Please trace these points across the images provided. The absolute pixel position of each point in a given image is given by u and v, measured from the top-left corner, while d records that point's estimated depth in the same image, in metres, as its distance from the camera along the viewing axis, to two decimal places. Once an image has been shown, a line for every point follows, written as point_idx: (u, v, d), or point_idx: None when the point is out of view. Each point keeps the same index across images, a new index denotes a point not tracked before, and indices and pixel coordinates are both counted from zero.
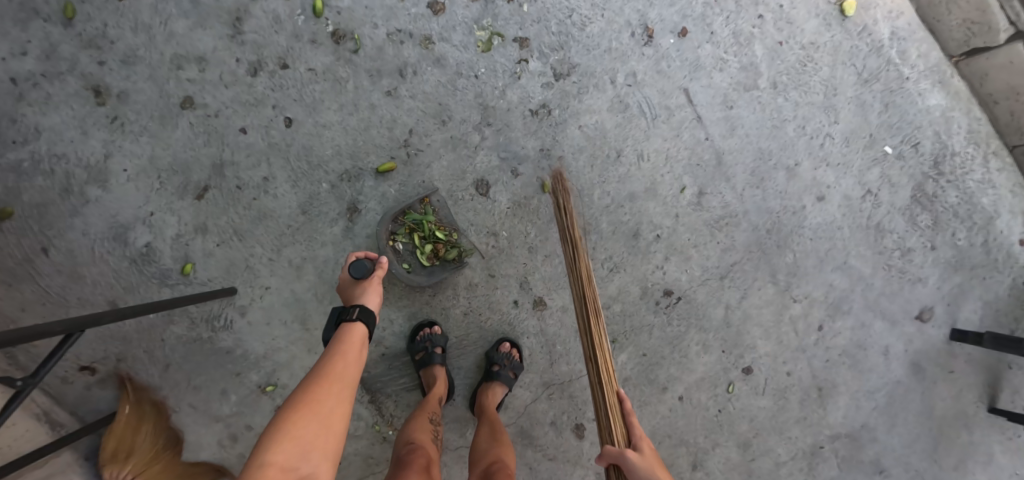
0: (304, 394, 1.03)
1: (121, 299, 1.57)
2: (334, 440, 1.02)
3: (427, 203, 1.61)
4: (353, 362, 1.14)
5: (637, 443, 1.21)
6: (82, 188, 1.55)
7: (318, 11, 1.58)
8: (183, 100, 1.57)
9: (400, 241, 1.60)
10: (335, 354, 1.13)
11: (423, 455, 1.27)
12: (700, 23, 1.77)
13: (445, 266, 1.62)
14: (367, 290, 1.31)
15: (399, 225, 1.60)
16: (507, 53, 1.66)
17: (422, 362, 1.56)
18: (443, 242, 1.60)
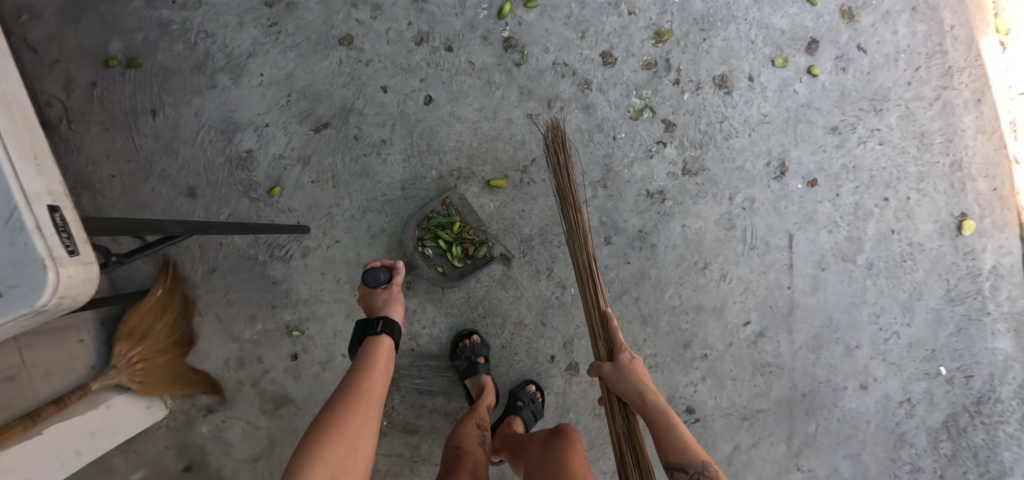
0: (335, 414, 1.05)
1: (200, 189, 1.56)
2: (364, 461, 1.05)
3: (449, 205, 1.58)
4: (380, 377, 1.16)
5: (619, 356, 1.28)
6: (215, 72, 1.56)
7: (503, 14, 1.59)
8: (343, 36, 1.57)
9: (429, 246, 1.59)
10: (361, 371, 1.15)
11: (470, 461, 1.28)
12: (832, 181, 1.80)
13: (477, 265, 1.60)
14: (389, 300, 1.30)
15: (424, 231, 1.59)
16: (651, 130, 1.68)
17: (467, 372, 1.57)
18: (471, 240, 1.59)
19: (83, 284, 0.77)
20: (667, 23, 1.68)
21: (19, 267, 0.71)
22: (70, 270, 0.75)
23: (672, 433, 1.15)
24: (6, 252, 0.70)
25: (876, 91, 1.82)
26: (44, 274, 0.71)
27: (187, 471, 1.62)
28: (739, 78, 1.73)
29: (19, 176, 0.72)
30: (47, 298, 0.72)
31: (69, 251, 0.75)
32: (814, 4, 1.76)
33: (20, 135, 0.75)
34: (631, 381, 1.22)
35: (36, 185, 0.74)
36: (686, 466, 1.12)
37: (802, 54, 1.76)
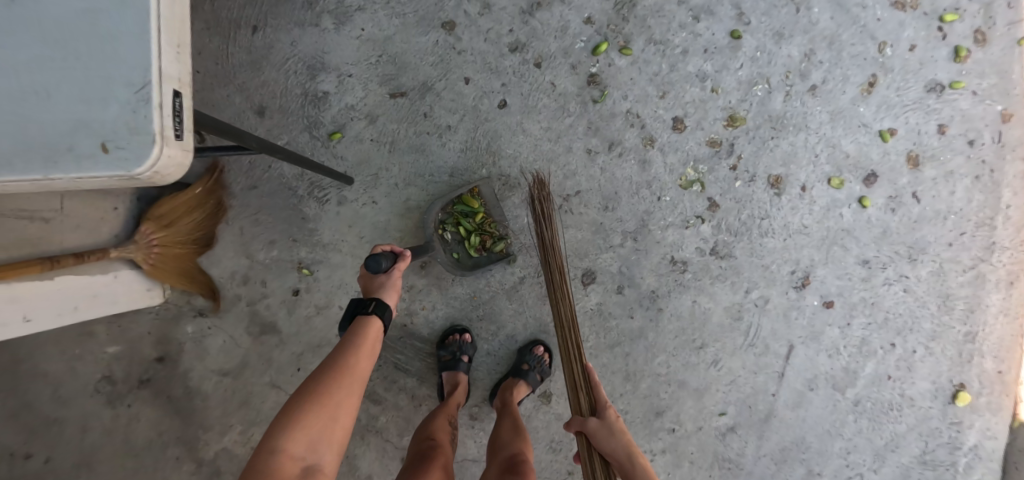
0: (317, 385, 1.10)
1: (270, 112, 1.64)
2: (343, 432, 1.11)
3: (476, 194, 1.62)
4: (368, 352, 1.19)
5: (602, 412, 1.38)
6: (322, 13, 1.64)
7: (598, 51, 1.67)
8: (447, 21, 1.65)
9: (449, 230, 1.64)
10: (349, 345, 1.17)
11: (441, 453, 1.32)
12: (847, 309, 1.83)
13: (491, 258, 1.65)
14: (387, 283, 1.28)
15: (448, 214, 1.64)
16: (694, 203, 1.73)
17: (447, 365, 1.60)
18: (490, 233, 1.64)
19: (174, 168, 0.83)
20: (743, 110, 1.74)
21: (132, 134, 0.76)
22: (171, 152, 0.81)
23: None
24: (127, 116, 0.75)
25: (917, 241, 1.85)
26: (153, 149, 0.77)
27: (159, 361, 1.68)
28: (793, 184, 1.77)
29: (161, 57, 0.77)
30: (144, 169, 0.77)
31: (176, 135, 0.82)
32: (885, 141, 1.81)
33: (175, 16, 0.80)
34: (616, 442, 1.31)
35: (172, 67, 0.79)
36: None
37: (859, 182, 1.81)
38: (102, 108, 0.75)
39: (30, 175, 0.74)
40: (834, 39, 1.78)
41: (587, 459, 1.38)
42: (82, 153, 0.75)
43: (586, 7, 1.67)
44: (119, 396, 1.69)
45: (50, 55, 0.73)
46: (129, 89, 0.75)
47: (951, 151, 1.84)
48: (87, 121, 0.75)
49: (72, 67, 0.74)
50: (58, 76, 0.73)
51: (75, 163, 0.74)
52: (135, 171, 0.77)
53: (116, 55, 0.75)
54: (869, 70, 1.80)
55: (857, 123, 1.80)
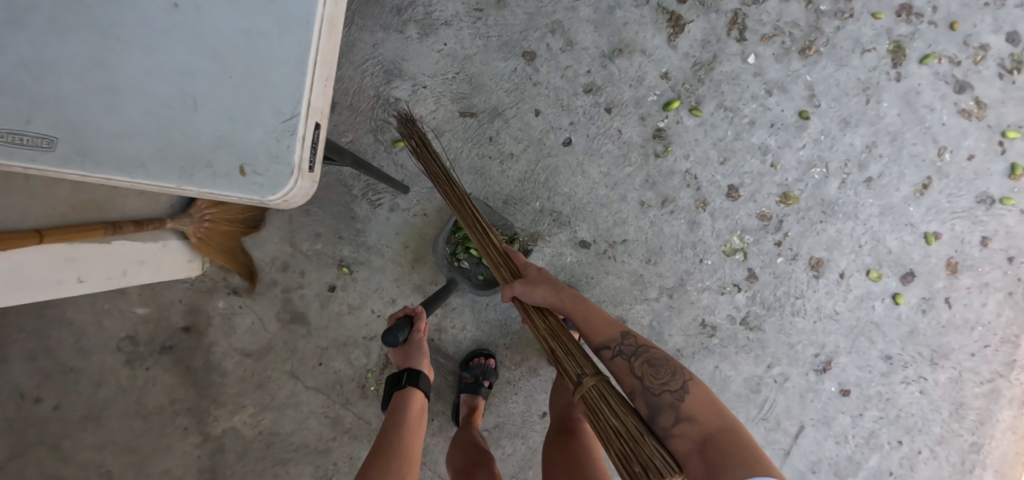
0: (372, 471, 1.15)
1: (339, 108, 1.66)
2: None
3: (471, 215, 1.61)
4: (412, 432, 1.26)
5: (527, 271, 1.28)
6: (408, 20, 1.65)
7: (669, 107, 1.69)
8: (528, 52, 1.67)
9: (463, 258, 1.62)
10: (393, 428, 1.24)
11: (480, 457, 1.39)
12: (862, 400, 1.84)
13: None
14: (415, 348, 1.35)
15: (455, 244, 1.61)
16: (734, 272, 1.75)
17: (468, 388, 1.62)
18: None
19: (301, 194, 0.98)
20: (798, 189, 1.76)
21: (272, 161, 0.90)
22: (302, 182, 0.95)
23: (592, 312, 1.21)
24: (270, 144, 0.89)
25: (940, 345, 1.87)
26: (289, 178, 0.91)
27: (185, 331, 1.70)
28: (833, 270, 1.80)
29: (312, 94, 0.90)
30: (278, 196, 0.92)
31: (309, 166, 0.96)
32: (928, 243, 1.83)
33: (327, 58, 0.91)
34: (538, 294, 1.22)
35: (318, 106, 0.93)
36: (610, 342, 1.16)
37: (896, 278, 1.83)
38: (250, 133, 0.89)
39: (179, 183, 0.88)
40: (897, 136, 1.80)
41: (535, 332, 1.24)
42: (224, 170, 0.90)
43: (665, 62, 1.70)
44: (139, 357, 1.70)
45: (214, 76, 0.86)
46: (277, 121, 0.89)
47: (990, 264, 1.87)
48: (237, 145, 0.89)
49: (230, 93, 0.87)
50: (217, 97, 0.86)
51: (221, 178, 0.89)
52: (268, 196, 0.92)
53: (271, 88, 0.87)
54: (925, 171, 1.82)
55: (904, 221, 1.82)
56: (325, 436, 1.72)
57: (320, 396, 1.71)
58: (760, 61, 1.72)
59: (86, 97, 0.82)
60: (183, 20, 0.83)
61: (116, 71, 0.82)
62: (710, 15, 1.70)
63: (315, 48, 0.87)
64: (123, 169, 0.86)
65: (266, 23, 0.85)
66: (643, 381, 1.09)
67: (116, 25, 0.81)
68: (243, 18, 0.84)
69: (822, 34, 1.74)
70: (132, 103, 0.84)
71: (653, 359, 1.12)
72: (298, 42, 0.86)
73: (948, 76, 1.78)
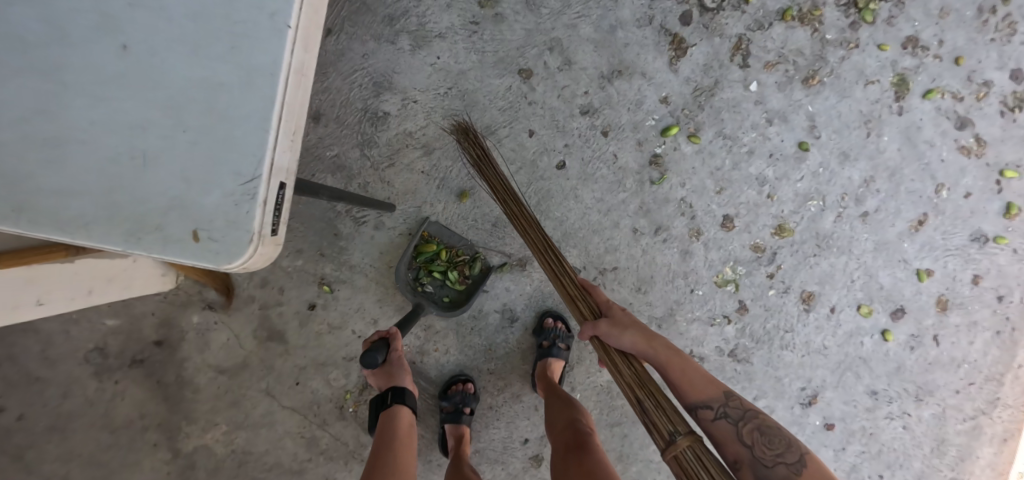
0: None
1: (324, 120, 1.59)
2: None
3: (430, 237, 1.61)
4: (405, 450, 1.25)
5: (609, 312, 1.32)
6: (400, 31, 1.58)
7: (667, 133, 1.64)
8: (524, 70, 1.61)
9: (427, 282, 1.61)
10: (388, 449, 1.23)
11: None
12: (845, 435, 1.84)
13: (478, 278, 1.62)
14: (395, 369, 1.38)
15: (417, 269, 1.60)
16: (725, 303, 1.72)
17: (450, 417, 1.58)
18: (463, 261, 1.61)
19: (264, 259, 0.92)
20: (793, 222, 1.73)
21: (228, 228, 0.85)
22: (264, 247, 0.89)
23: (687, 373, 1.26)
24: (227, 207, 0.84)
25: (926, 382, 1.86)
26: (246, 246, 0.85)
27: (157, 345, 1.63)
28: (824, 304, 1.77)
29: (276, 153, 0.85)
30: (233, 264, 0.86)
31: (271, 231, 0.90)
32: (921, 280, 1.82)
33: (294, 112, 0.87)
34: (626, 339, 1.27)
35: (283, 164, 0.88)
36: (711, 402, 1.23)
37: (886, 314, 1.81)
38: (205, 195, 0.84)
39: (125, 246, 0.84)
40: (896, 171, 1.77)
41: (609, 366, 1.31)
42: (175, 235, 0.85)
43: (664, 87, 1.65)
44: (108, 370, 1.63)
45: (168, 129, 0.82)
46: (235, 182, 0.84)
47: (980, 302, 1.86)
48: (192, 208, 0.84)
49: (184, 148, 0.83)
50: (172, 153, 0.83)
51: (172, 243, 0.84)
52: (222, 263, 0.86)
53: (233, 146, 0.83)
54: (922, 208, 1.80)
55: (898, 257, 1.80)
56: (300, 457, 1.67)
57: (297, 415, 1.66)
58: (761, 89, 1.68)
59: (26, 148, 0.79)
60: (135, 67, 0.80)
61: (61, 119, 0.79)
62: (714, 40, 1.65)
63: (280, 103, 0.83)
64: (66, 227, 0.83)
65: (228, 75, 0.81)
66: (752, 450, 1.16)
67: (63, 67, 0.78)
68: (202, 68, 0.81)
69: (826, 64, 1.69)
70: (78, 155, 0.81)
71: (764, 427, 1.17)
72: (259, 96, 0.82)
73: (950, 112, 1.75)
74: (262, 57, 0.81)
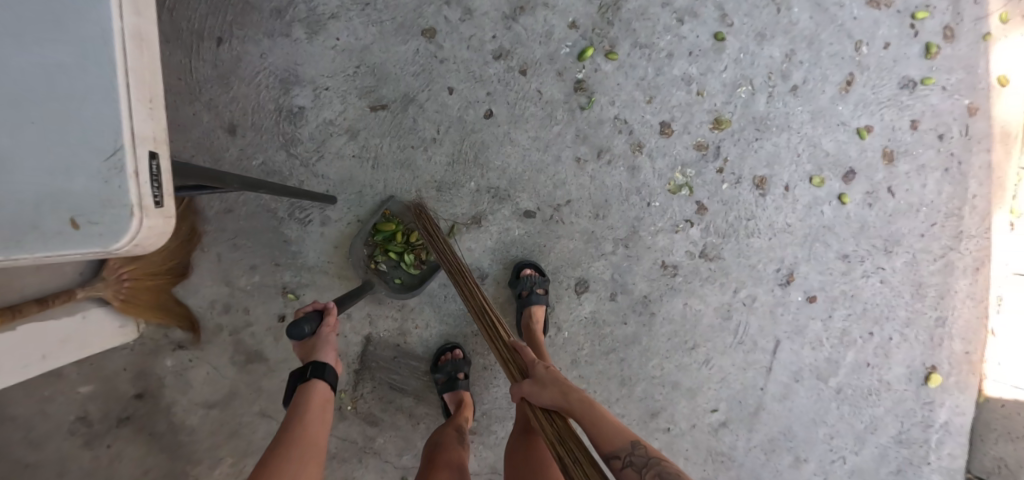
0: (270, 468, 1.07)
1: (241, 130, 1.54)
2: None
3: (389, 216, 1.58)
4: (314, 423, 1.17)
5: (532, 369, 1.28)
6: (292, 22, 1.54)
7: (583, 57, 1.64)
8: (427, 29, 1.58)
9: (382, 261, 1.58)
10: (294, 422, 1.15)
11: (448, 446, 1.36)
12: (829, 302, 1.88)
13: (432, 268, 1.58)
14: (319, 341, 1.24)
15: (373, 247, 1.58)
16: (683, 207, 1.73)
17: (446, 387, 1.57)
18: (420, 248, 1.58)
19: (156, 234, 0.91)
20: (728, 113, 1.75)
21: (107, 207, 0.84)
22: (151, 219, 0.89)
23: (603, 423, 1.19)
24: (97, 188, 0.82)
25: (891, 234, 1.91)
26: (131, 219, 0.85)
27: (139, 398, 1.59)
28: (777, 184, 1.80)
29: (135, 121, 0.84)
30: (123, 241, 0.86)
31: (154, 203, 0.89)
32: (862, 138, 1.86)
33: (143, 79, 0.85)
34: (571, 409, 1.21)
35: (144, 132, 0.86)
36: (620, 451, 1.14)
37: (838, 179, 1.85)
38: (73, 181, 0.82)
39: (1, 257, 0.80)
40: (814, 39, 1.80)
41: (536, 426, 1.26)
42: (53, 229, 0.82)
43: (570, 11, 1.64)
44: (97, 436, 1.59)
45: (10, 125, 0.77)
46: (99, 158, 0.82)
47: (923, 145, 1.92)
48: (62, 196, 0.82)
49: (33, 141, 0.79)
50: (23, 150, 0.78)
51: (51, 237, 0.82)
52: (111, 244, 0.85)
53: (86, 124, 0.81)
54: (846, 69, 1.83)
55: (836, 121, 1.84)
56: None
57: None
58: None
59: None
60: None
61: None
62: None
63: (124, 70, 0.82)
64: None
65: (59, 52, 0.78)
66: None
67: None
68: (30, 49, 0.77)
69: None
70: None
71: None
72: (101, 66, 0.80)
73: None
74: (94, 27, 0.79)
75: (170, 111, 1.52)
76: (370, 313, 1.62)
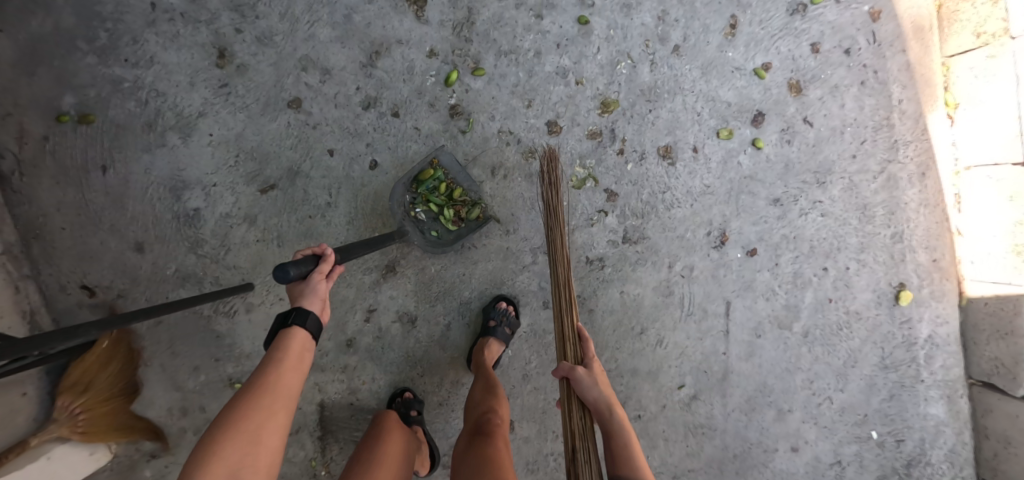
0: (234, 412, 1.00)
1: (148, 245, 1.60)
2: (270, 454, 1.01)
3: (437, 166, 1.62)
4: (291, 371, 1.09)
5: (589, 363, 1.39)
6: (165, 131, 1.59)
7: (450, 81, 1.64)
8: (292, 100, 1.61)
9: (421, 210, 1.63)
10: (273, 365, 1.07)
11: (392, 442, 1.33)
12: (772, 251, 1.83)
13: (471, 226, 1.64)
14: (307, 290, 1.13)
15: (415, 195, 1.63)
16: (593, 199, 1.71)
17: (400, 425, 1.58)
18: (462, 203, 1.63)
19: None
20: (614, 93, 1.72)
21: None
22: None
23: (627, 450, 1.26)
24: None
25: (820, 164, 1.85)
26: None
27: None
28: (684, 149, 1.75)
29: None
30: None
31: None
32: (761, 78, 1.79)
33: None
34: (597, 392, 1.32)
35: None
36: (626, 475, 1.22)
37: (748, 126, 1.79)
38: None
39: None
40: None
41: (565, 408, 1.38)
42: None
43: (425, 41, 1.65)
44: None
45: None
46: None
47: (831, 65, 1.84)
48: None
49: None
50: None
51: None
52: None
53: None
54: (727, 12, 1.77)
55: (729, 68, 1.77)
56: None
57: None
58: None
59: None
60: None
61: None
62: None
63: None
64: None
65: None
66: None
67: None
68: None
69: None
70: None
71: None
72: None
73: None
74: None
75: (79, 244, 1.59)
76: (317, 381, 1.67)
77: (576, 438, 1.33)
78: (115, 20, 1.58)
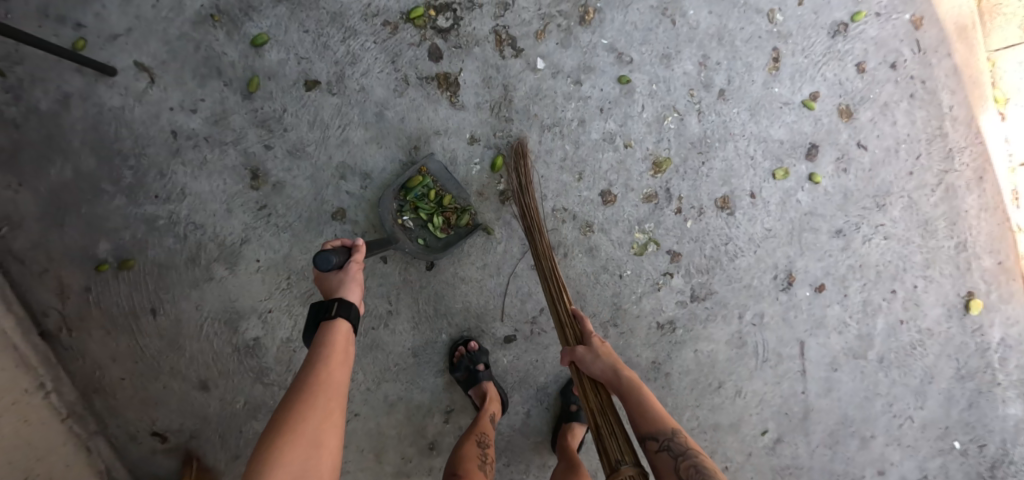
0: (288, 418, 0.92)
1: (212, 382, 1.55)
2: (332, 457, 0.94)
3: (426, 173, 1.51)
4: (339, 366, 1.02)
5: (588, 340, 1.33)
6: (210, 263, 1.52)
7: (496, 167, 1.56)
8: (336, 211, 1.54)
9: (409, 218, 1.52)
10: (318, 362, 1.01)
11: None
12: (839, 284, 1.79)
13: (461, 233, 1.54)
14: (347, 277, 1.12)
15: (403, 202, 1.51)
16: (656, 263, 1.67)
17: (467, 381, 1.53)
18: (452, 209, 1.53)
19: None
20: (664, 150, 1.64)
21: None
22: None
23: (644, 402, 1.18)
24: None
25: (878, 186, 1.78)
26: None
27: None
28: (741, 196, 1.70)
29: None
30: None
31: None
32: (811, 109, 1.71)
33: None
34: (602, 363, 1.26)
35: None
36: (657, 434, 1.13)
37: (803, 161, 1.73)
38: None
39: None
40: (722, 33, 1.65)
41: (580, 393, 1.31)
42: None
43: (464, 127, 1.56)
44: None
45: None
46: None
47: (878, 83, 1.76)
48: None
49: None
50: None
51: None
52: None
53: None
54: (769, 46, 1.68)
55: (778, 105, 1.70)
56: None
57: None
58: (550, 61, 1.58)
59: None
60: None
61: None
62: (474, 51, 1.55)
63: None
64: None
65: None
66: None
67: None
68: None
69: None
70: None
71: (699, 465, 1.06)
72: None
73: None
74: None
75: (141, 392, 1.53)
76: None
77: (597, 415, 1.25)
78: (139, 155, 1.49)
